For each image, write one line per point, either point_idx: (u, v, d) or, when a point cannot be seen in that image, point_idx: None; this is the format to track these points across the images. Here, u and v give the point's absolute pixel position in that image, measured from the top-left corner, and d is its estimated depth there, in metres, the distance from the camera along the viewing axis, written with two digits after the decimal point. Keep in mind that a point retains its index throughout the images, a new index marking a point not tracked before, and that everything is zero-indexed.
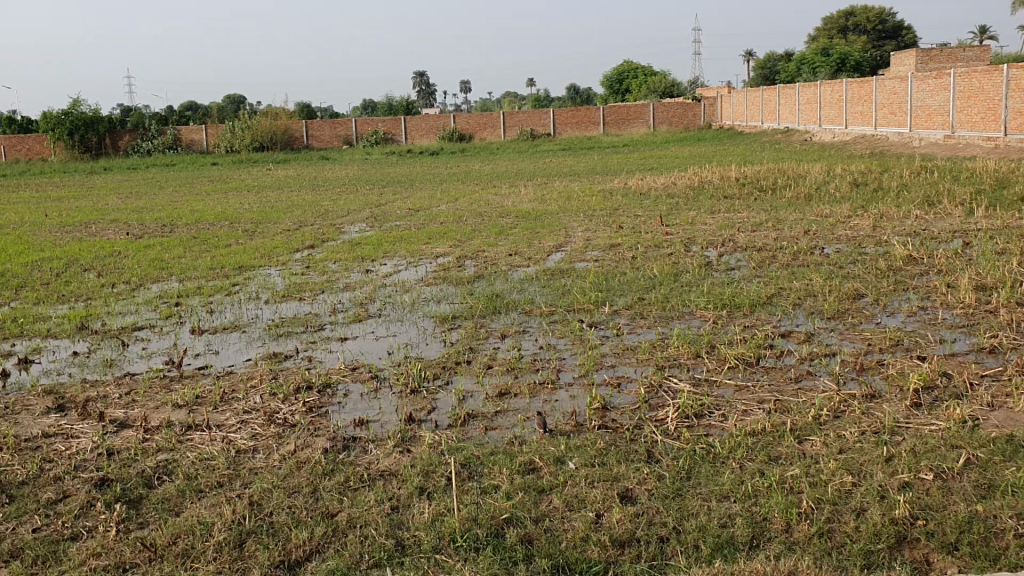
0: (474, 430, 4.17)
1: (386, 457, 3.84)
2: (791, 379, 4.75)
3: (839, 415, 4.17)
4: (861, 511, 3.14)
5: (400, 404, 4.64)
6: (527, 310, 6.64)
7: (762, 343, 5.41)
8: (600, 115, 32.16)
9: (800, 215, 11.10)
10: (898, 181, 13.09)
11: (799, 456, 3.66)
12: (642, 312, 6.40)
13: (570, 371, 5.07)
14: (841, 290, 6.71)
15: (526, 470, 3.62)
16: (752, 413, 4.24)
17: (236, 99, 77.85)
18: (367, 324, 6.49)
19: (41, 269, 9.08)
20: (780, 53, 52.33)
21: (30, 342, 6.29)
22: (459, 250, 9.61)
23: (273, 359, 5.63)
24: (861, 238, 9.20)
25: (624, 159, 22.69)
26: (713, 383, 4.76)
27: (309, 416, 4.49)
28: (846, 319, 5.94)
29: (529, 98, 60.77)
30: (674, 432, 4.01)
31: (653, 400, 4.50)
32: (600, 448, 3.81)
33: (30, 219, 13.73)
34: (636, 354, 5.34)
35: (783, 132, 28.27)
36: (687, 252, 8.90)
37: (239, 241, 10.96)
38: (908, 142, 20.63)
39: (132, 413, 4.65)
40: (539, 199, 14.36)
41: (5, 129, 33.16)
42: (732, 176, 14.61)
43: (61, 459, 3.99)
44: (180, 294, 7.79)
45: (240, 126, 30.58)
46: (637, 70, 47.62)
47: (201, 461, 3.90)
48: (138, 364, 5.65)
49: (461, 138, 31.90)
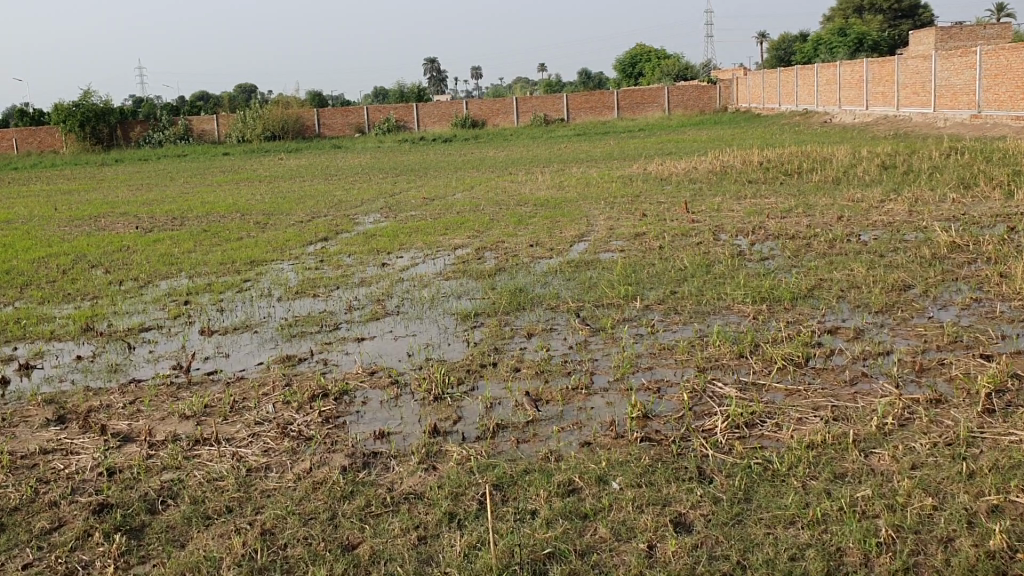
0: (505, 444, 3.83)
1: (411, 477, 3.52)
2: (846, 381, 4.39)
3: (904, 424, 3.80)
4: (947, 540, 2.81)
5: (422, 413, 4.30)
6: (553, 305, 6.29)
7: (808, 341, 5.04)
8: (614, 99, 31.66)
9: (830, 200, 10.70)
10: (929, 163, 12.64)
11: (867, 474, 3.32)
12: (676, 306, 6.04)
13: (605, 374, 4.71)
14: (887, 280, 6.31)
15: (566, 491, 3.28)
16: (808, 422, 3.88)
17: (247, 88, 77.97)
18: (385, 323, 6.15)
19: (48, 266, 8.78)
20: (795, 35, 51.58)
21: (33, 345, 5.98)
22: (478, 241, 9.25)
23: (287, 363, 5.30)
24: (899, 223, 8.81)
25: (641, 143, 22.26)
26: (760, 387, 4.40)
27: (325, 428, 4.16)
28: (895, 313, 5.56)
29: (541, 83, 60.23)
30: (725, 445, 3.67)
31: (697, 407, 4.16)
32: (646, 464, 3.47)
33: (39, 213, 13.45)
34: (674, 354, 4.98)
35: (802, 113, 27.68)
36: (716, 241, 8.53)
37: (251, 234, 10.65)
38: (933, 122, 20.06)
39: (136, 425, 4.33)
40: (557, 186, 14.03)
41: (16, 121, 33.07)
42: (755, 160, 14.19)
43: (58, 479, 3.68)
44: (189, 292, 7.46)
45: (252, 116, 30.26)
46: (650, 54, 46.94)
47: (210, 482, 3.59)
48: (145, 370, 5.33)
49: (474, 124, 31.52)
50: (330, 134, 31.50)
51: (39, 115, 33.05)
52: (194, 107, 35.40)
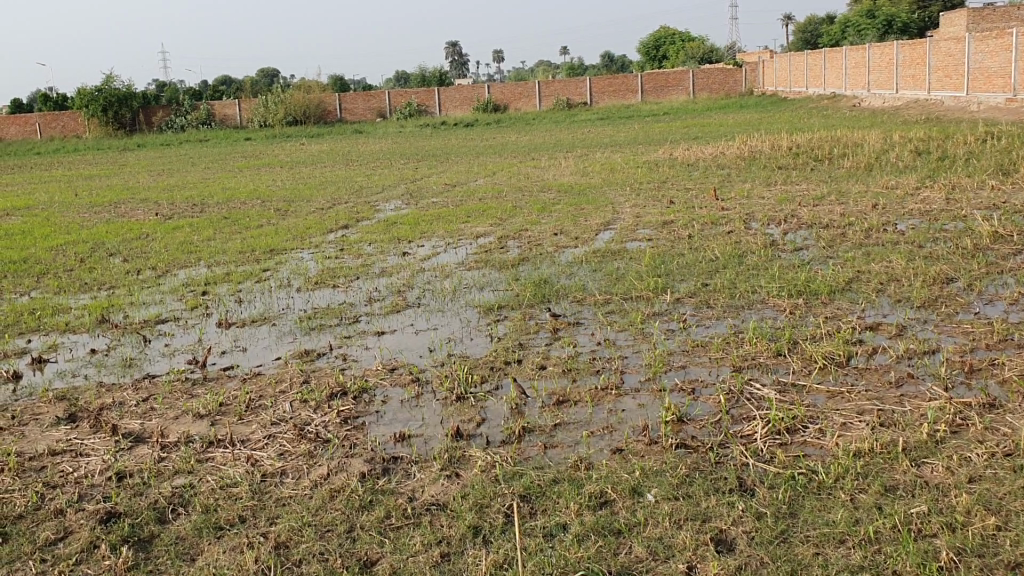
0: (531, 449, 3.64)
1: (432, 486, 3.34)
2: (891, 383, 4.16)
3: (957, 431, 3.56)
4: (1015, 565, 2.59)
5: (444, 414, 4.11)
6: (580, 298, 6.08)
7: (849, 339, 4.80)
8: (638, 83, 31.26)
9: (864, 187, 10.40)
10: (965, 149, 12.27)
11: (921, 487, 3.09)
12: (708, 300, 5.81)
13: (636, 374, 4.50)
14: (928, 273, 6.05)
15: (598, 504, 3.09)
16: (853, 428, 3.66)
17: (268, 73, 77.76)
18: (406, 316, 5.97)
19: (66, 254, 8.67)
20: (822, 17, 50.76)
21: (46, 338, 5.84)
22: (501, 229, 9.04)
23: (305, 358, 5.12)
24: (937, 212, 8.51)
25: (665, 128, 21.92)
26: (800, 388, 4.18)
27: (344, 429, 3.98)
28: (939, 308, 5.30)
29: (563, 66, 59.73)
30: (767, 454, 3.46)
31: (734, 410, 3.95)
32: (682, 475, 3.28)
33: (59, 199, 13.37)
34: (708, 352, 4.75)
35: (830, 97, 27.15)
36: (748, 230, 8.28)
37: (271, 221, 10.50)
38: (965, 106, 19.57)
39: (148, 425, 4.17)
40: (581, 172, 13.77)
41: (40, 106, 33.18)
42: (783, 146, 13.88)
43: (66, 485, 3.54)
44: (207, 282, 7.32)
45: (273, 100, 30.01)
46: (674, 37, 46.41)
47: (222, 489, 3.42)
48: (160, 365, 5.18)
49: (496, 108, 31.23)
50: (351, 119, 31.34)
51: (63, 99, 33.11)
52: (217, 92, 35.34)
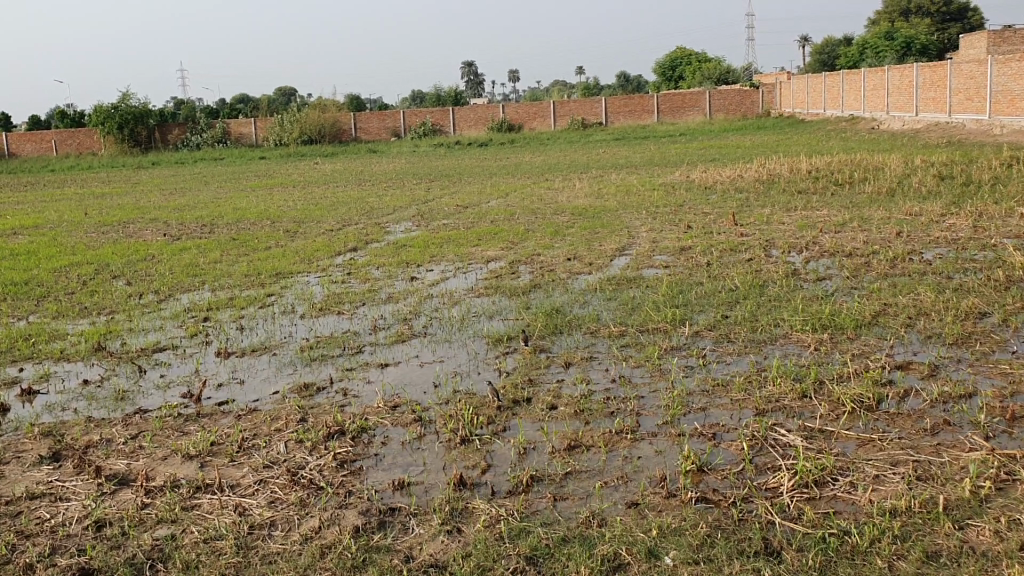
0: (539, 502, 3.38)
1: (431, 544, 3.09)
2: (926, 431, 3.87)
3: (1003, 488, 3.28)
4: None
5: (447, 459, 3.86)
6: (593, 329, 5.82)
7: (879, 379, 4.51)
8: (654, 104, 31.09)
9: (886, 213, 10.12)
10: (990, 174, 11.97)
11: (967, 554, 2.82)
12: (728, 334, 5.55)
13: (653, 416, 4.23)
14: (960, 307, 5.76)
15: (610, 570, 2.86)
16: (888, 481, 3.39)
17: (285, 90, 78.32)
18: (411, 346, 5.72)
19: (69, 276, 8.50)
20: (839, 38, 50.57)
21: (39, 366, 5.63)
22: (512, 253, 8.81)
23: (303, 393, 4.87)
24: (964, 240, 8.22)
25: (681, 149, 21.71)
26: (828, 435, 3.91)
27: (340, 474, 3.73)
28: (973, 346, 5.01)
29: (578, 86, 59.74)
30: (794, 510, 3.20)
31: (758, 459, 3.68)
32: (702, 534, 3.02)
33: (69, 218, 13.28)
34: (729, 392, 4.48)
35: (848, 119, 26.85)
36: (768, 258, 8.01)
37: (279, 242, 10.32)
38: (987, 129, 19.25)
39: (134, 466, 3.94)
40: (596, 194, 13.56)
41: (57, 123, 33.41)
42: (803, 169, 13.62)
43: (41, 535, 3.31)
44: (209, 307, 7.11)
45: (288, 120, 30.11)
46: (690, 57, 46.38)
47: (207, 542, 3.19)
48: (153, 399, 4.93)
49: (511, 128, 31.12)
50: (366, 138, 31.30)
51: (79, 116, 33.25)
52: (232, 110, 35.39)
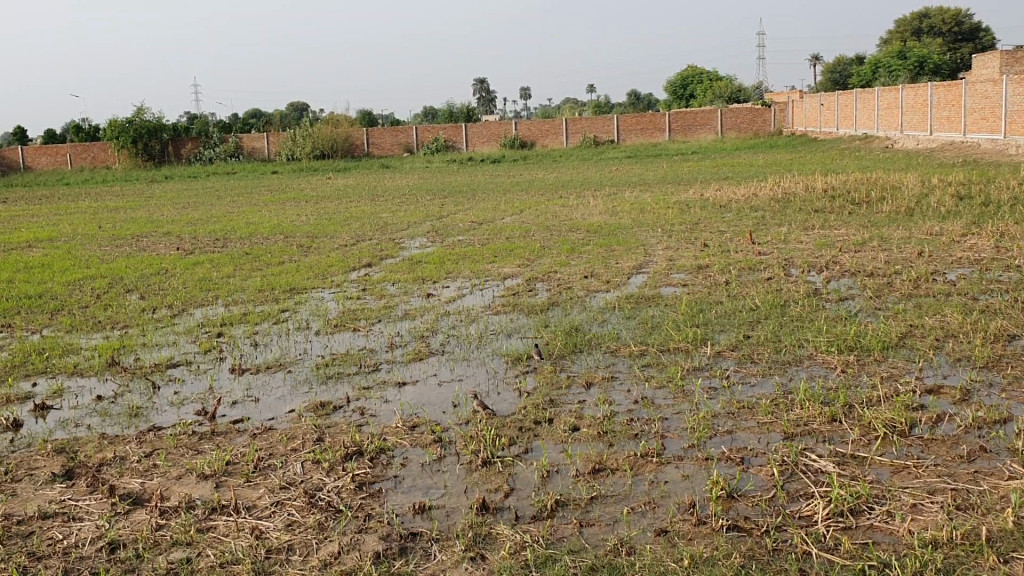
0: (565, 527, 3.28)
1: (455, 571, 3.01)
2: (962, 457, 3.76)
3: None
4: None
5: (468, 481, 3.76)
6: (613, 348, 5.72)
7: (910, 404, 4.39)
8: (665, 121, 31.03)
9: (906, 232, 10.01)
10: (1009, 194, 11.83)
11: None
12: (751, 355, 5.44)
13: (678, 439, 4.13)
14: (988, 329, 5.64)
15: None
16: (927, 510, 3.28)
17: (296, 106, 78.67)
18: (429, 364, 5.64)
19: (83, 290, 8.46)
20: (851, 58, 50.51)
21: (52, 381, 5.56)
22: (529, 270, 8.73)
23: (320, 412, 4.78)
24: (987, 261, 8.09)
25: (694, 167, 21.61)
26: (861, 461, 3.80)
27: (359, 497, 3.64)
28: (1005, 370, 4.89)
29: (588, 103, 59.80)
30: (829, 540, 3.09)
31: (790, 485, 3.58)
32: (735, 564, 2.92)
33: (83, 231, 13.26)
34: (756, 415, 4.38)
35: (862, 137, 26.71)
36: (788, 277, 7.91)
37: (293, 258, 10.25)
38: (1003, 149, 19.11)
39: (148, 486, 3.86)
40: (610, 211, 13.48)
41: (72, 137, 33.58)
42: (819, 187, 13.51)
43: (53, 557, 3.22)
44: (223, 322, 7.04)
45: (301, 135, 30.17)
46: (702, 75, 46.39)
47: (222, 567, 3.10)
48: (167, 416, 4.85)
49: (523, 144, 31.09)
50: (379, 153, 31.32)
51: (94, 130, 33.43)
52: (245, 125, 35.51)
